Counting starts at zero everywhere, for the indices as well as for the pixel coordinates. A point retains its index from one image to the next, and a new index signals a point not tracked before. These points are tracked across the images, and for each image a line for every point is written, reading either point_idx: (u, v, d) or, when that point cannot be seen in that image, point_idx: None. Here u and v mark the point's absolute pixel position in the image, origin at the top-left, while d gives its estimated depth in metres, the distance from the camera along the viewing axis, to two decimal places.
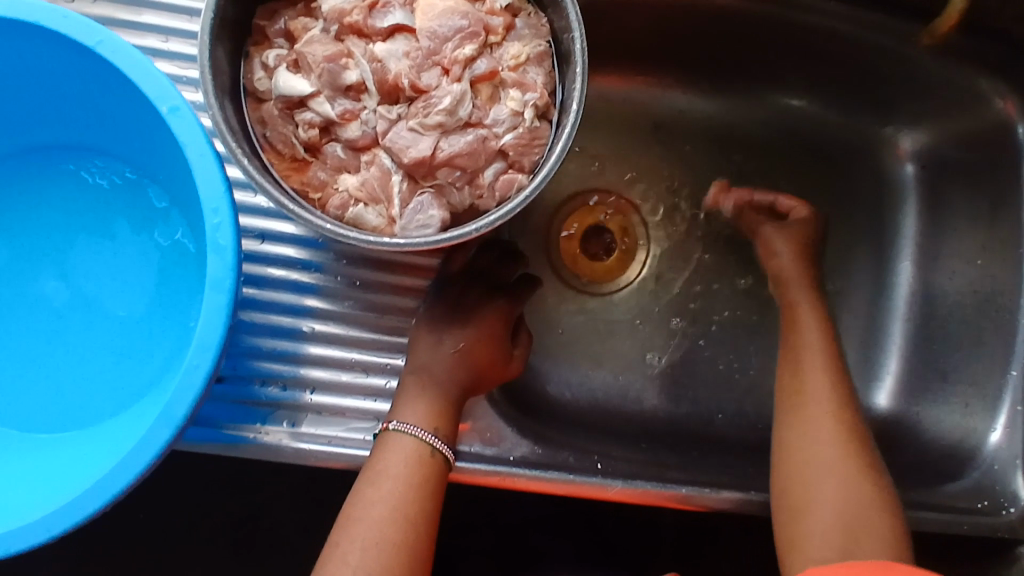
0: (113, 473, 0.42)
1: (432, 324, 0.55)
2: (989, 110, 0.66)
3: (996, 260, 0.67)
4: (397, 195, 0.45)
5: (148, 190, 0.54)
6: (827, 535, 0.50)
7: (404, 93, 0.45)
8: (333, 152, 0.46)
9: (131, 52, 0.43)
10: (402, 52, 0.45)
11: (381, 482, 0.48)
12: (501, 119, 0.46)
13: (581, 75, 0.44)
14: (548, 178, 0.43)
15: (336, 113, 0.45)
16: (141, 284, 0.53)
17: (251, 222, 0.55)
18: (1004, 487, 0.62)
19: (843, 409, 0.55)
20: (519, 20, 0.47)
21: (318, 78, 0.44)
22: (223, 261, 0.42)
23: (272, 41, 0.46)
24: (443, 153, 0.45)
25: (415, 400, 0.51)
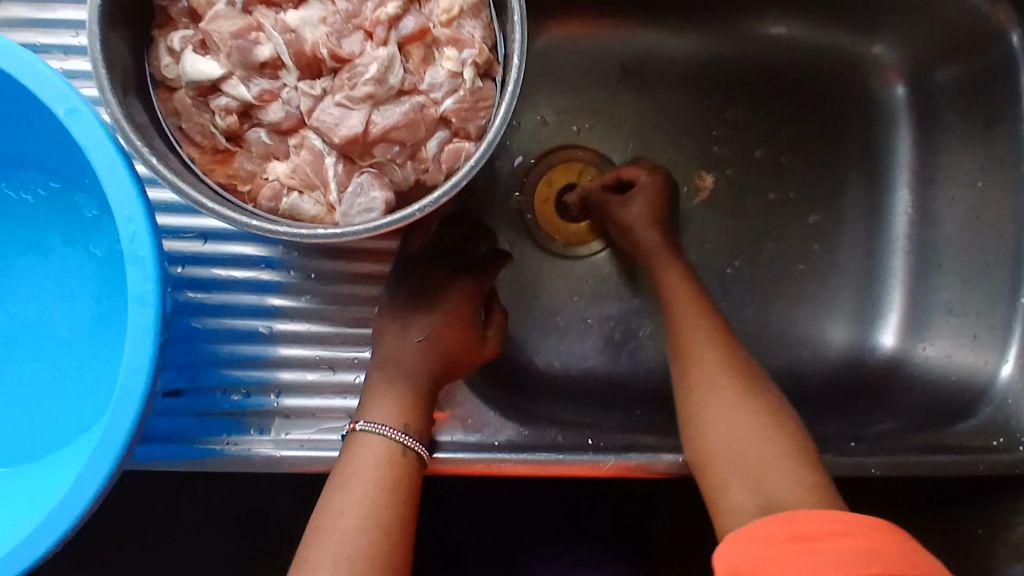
0: (58, 511, 0.39)
1: (395, 313, 0.51)
2: (980, 19, 0.60)
3: (997, 180, 0.62)
4: (333, 178, 0.41)
5: (77, 198, 0.49)
6: (738, 474, 0.47)
7: (325, 63, 0.41)
8: (257, 139, 0.41)
9: (18, 53, 0.39)
10: (317, 19, 0.41)
11: (349, 488, 0.44)
12: (438, 83, 0.41)
13: (519, 25, 0.40)
14: (492, 147, 0.39)
15: (253, 95, 0.41)
16: (82, 302, 0.49)
17: (188, 223, 0.51)
18: (1019, 421, 0.58)
19: (723, 345, 0.54)
20: None
21: (228, 58, 0.40)
22: (144, 274, 0.38)
23: (176, 22, 0.41)
24: (377, 127, 0.41)
25: (383, 395, 0.48)
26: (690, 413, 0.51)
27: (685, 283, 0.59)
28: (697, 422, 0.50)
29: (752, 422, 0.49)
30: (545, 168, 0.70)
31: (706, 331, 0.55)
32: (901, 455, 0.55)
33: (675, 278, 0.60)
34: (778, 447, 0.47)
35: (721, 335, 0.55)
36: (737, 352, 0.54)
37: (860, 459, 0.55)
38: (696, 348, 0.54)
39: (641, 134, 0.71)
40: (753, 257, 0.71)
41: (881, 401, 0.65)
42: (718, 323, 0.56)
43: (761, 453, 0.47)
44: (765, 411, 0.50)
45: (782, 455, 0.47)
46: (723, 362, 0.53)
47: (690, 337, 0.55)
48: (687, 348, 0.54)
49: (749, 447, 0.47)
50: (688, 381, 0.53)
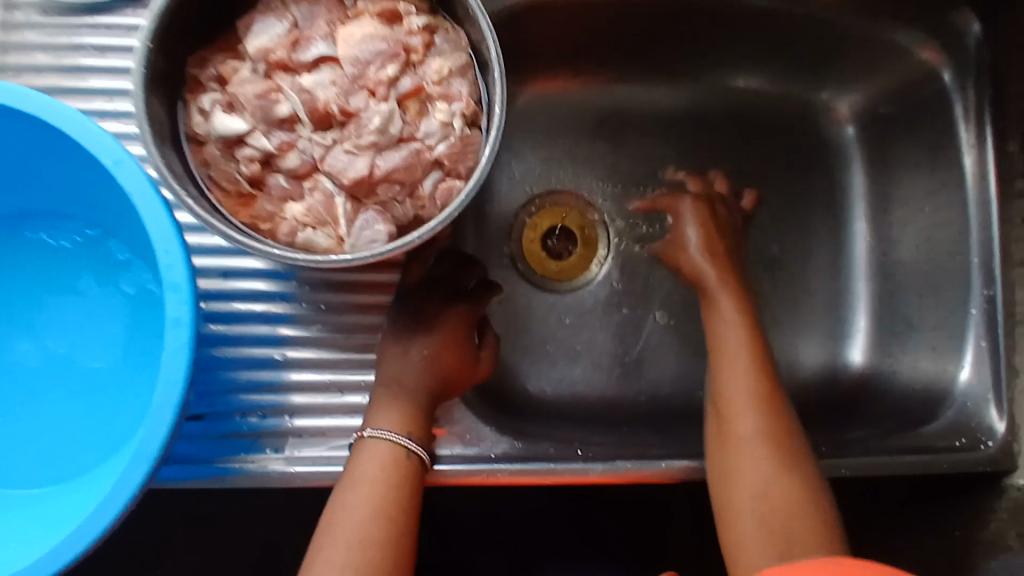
0: (98, 513, 0.44)
1: (393, 334, 0.56)
2: (914, 61, 0.68)
3: (942, 205, 0.67)
4: (342, 215, 0.48)
5: (111, 243, 0.55)
6: (758, 548, 0.48)
7: (335, 117, 0.48)
8: (276, 183, 0.48)
9: (70, 115, 0.45)
10: (328, 81, 0.48)
11: (360, 487, 0.50)
12: (432, 131, 0.48)
13: (500, 82, 0.47)
14: (480, 183, 0.46)
15: (274, 146, 0.47)
16: (114, 336, 0.55)
17: (211, 262, 0.57)
18: (979, 422, 0.63)
19: (773, 410, 0.54)
20: (438, 37, 0.49)
21: (252, 115, 0.47)
22: (180, 298, 0.44)
23: (205, 86, 0.48)
24: (380, 170, 0.47)
25: (387, 407, 0.53)
26: (723, 475, 0.52)
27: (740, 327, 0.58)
28: (723, 474, 0.52)
29: (786, 495, 0.49)
30: (532, 212, 0.77)
31: (753, 393, 0.54)
32: (869, 458, 0.59)
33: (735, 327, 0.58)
34: (809, 528, 0.47)
35: (771, 395, 0.54)
36: (779, 399, 0.54)
37: (832, 461, 0.59)
38: (730, 399, 0.55)
39: (618, 176, 0.77)
40: None
41: (854, 412, 0.70)
42: (770, 380, 0.55)
43: (769, 492, 0.49)
44: (800, 487, 0.50)
45: (807, 534, 0.47)
46: (765, 428, 0.53)
47: (733, 394, 0.55)
48: (721, 398, 0.56)
49: (776, 519, 0.48)
50: (720, 428, 0.55)
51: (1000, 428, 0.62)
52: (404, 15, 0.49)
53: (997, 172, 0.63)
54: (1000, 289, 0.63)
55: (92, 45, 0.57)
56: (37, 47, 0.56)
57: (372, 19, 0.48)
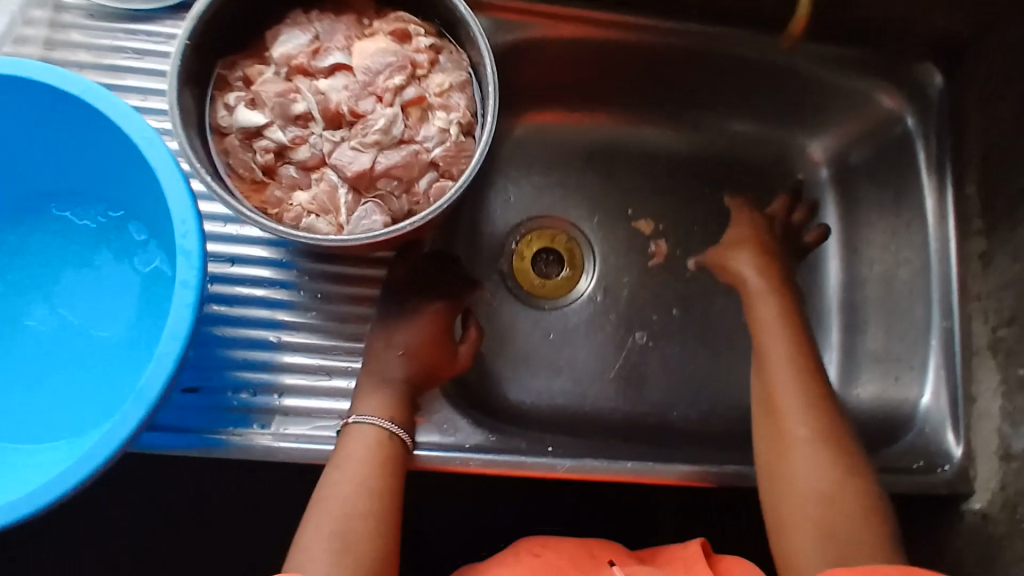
0: (93, 451, 0.46)
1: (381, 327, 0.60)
2: (877, 107, 0.73)
3: (905, 243, 0.72)
4: (343, 205, 0.53)
5: (130, 225, 0.60)
6: (817, 543, 0.50)
7: (345, 118, 0.53)
8: (287, 173, 0.53)
9: (113, 100, 0.51)
10: (341, 86, 0.53)
11: (349, 467, 0.53)
12: (431, 136, 0.54)
13: (494, 95, 0.53)
14: (470, 181, 0.51)
15: (288, 139, 0.53)
16: (123, 309, 0.59)
17: (220, 248, 0.61)
18: (937, 446, 0.66)
19: (824, 413, 0.57)
20: (442, 56, 0.56)
21: (271, 111, 0.52)
22: (190, 264, 0.49)
23: (232, 86, 0.54)
24: (381, 166, 0.53)
25: (371, 394, 0.57)
26: (775, 474, 0.55)
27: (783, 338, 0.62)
28: (778, 472, 0.55)
29: (848, 493, 0.52)
30: (522, 232, 0.81)
31: (806, 396, 0.58)
32: None
33: (777, 341, 0.62)
34: (867, 525, 0.51)
35: (818, 399, 0.58)
36: (829, 404, 0.58)
37: None
38: (782, 401, 0.58)
39: (605, 205, 0.82)
40: (703, 311, 0.80)
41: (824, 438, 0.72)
42: (817, 385, 0.59)
43: (823, 491, 0.52)
44: (858, 485, 0.53)
45: (864, 533, 0.50)
46: (819, 429, 0.56)
47: (784, 397, 0.58)
48: (773, 400, 0.59)
49: (832, 517, 0.51)
50: (767, 433, 0.58)
51: (957, 453, 0.65)
52: (413, 34, 0.55)
53: (954, 213, 0.69)
54: (957, 321, 0.67)
55: (132, 48, 0.63)
56: (82, 46, 0.63)
57: (384, 36, 0.55)
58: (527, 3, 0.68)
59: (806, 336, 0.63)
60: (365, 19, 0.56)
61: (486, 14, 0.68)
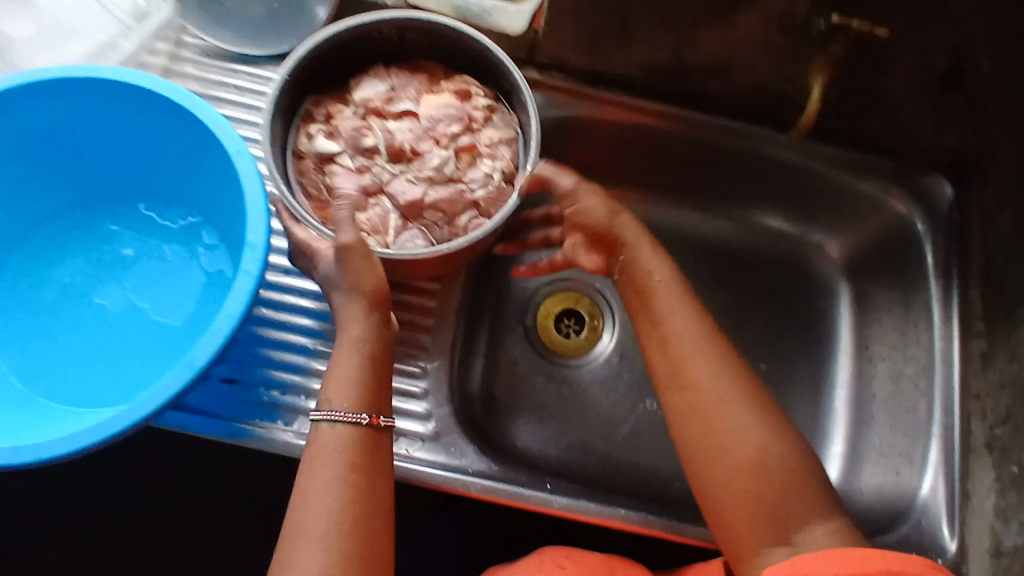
0: (140, 404, 0.53)
1: (373, 291, 0.54)
2: (888, 212, 0.78)
3: (913, 342, 0.76)
4: (392, 228, 0.60)
5: (206, 230, 0.69)
6: (758, 523, 0.51)
7: (406, 154, 0.62)
8: (349, 196, 0.61)
9: (214, 116, 0.60)
10: (407, 129, 0.62)
11: (329, 457, 0.51)
12: (476, 179, 0.61)
13: (535, 149, 0.60)
14: (504, 219, 0.57)
15: (355, 167, 0.61)
16: (187, 300, 0.67)
17: (279, 260, 0.69)
18: (931, 541, 0.67)
19: (736, 377, 0.56)
20: (496, 116, 0.64)
21: (345, 142, 0.61)
22: (255, 256, 0.56)
23: (315, 119, 0.62)
24: (430, 198, 0.60)
25: (338, 382, 0.53)
26: (703, 457, 0.55)
27: (678, 308, 0.59)
28: (706, 453, 0.55)
29: (780, 465, 0.53)
30: (550, 290, 0.87)
31: (712, 363, 0.57)
32: None
33: (669, 305, 0.60)
34: (805, 500, 0.52)
35: (728, 363, 0.57)
36: (737, 366, 0.57)
37: None
38: (691, 375, 0.57)
39: None
40: None
41: None
42: (718, 346, 0.58)
43: (757, 457, 0.53)
44: (789, 453, 0.53)
45: (803, 506, 0.51)
46: (736, 394, 0.55)
47: (694, 369, 0.57)
48: (681, 377, 0.57)
49: (773, 498, 0.52)
50: (683, 412, 0.56)
51: (951, 548, 0.66)
52: (473, 94, 0.64)
53: (959, 316, 0.73)
54: (958, 419, 0.70)
55: (235, 85, 0.74)
56: (194, 78, 0.74)
57: (448, 92, 0.63)
58: (579, 87, 0.77)
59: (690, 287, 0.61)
60: (434, 78, 0.65)
61: (541, 92, 0.76)
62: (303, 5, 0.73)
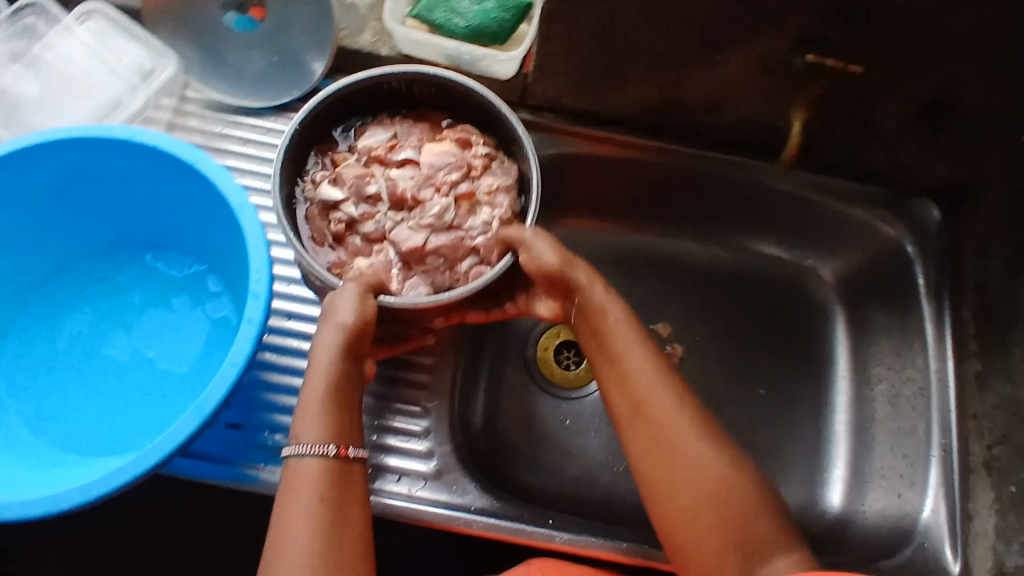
0: (149, 453, 0.54)
1: (354, 329, 0.56)
2: (879, 236, 0.79)
3: (909, 364, 0.77)
4: (395, 273, 0.62)
5: (210, 277, 0.71)
6: (718, 559, 0.52)
7: (408, 201, 0.63)
8: (353, 242, 0.63)
9: (216, 168, 0.62)
10: (408, 176, 0.64)
11: (296, 490, 0.52)
12: (476, 227, 0.63)
13: (535, 199, 0.62)
14: (500, 270, 0.59)
15: (358, 214, 0.63)
16: (192, 347, 0.68)
17: (282, 305, 0.70)
18: (935, 563, 0.67)
19: (690, 412, 0.57)
20: (495, 164, 0.65)
21: (349, 189, 0.63)
22: (258, 304, 0.57)
23: (320, 166, 0.64)
24: (431, 245, 0.62)
25: (309, 417, 0.54)
26: (662, 496, 0.55)
27: (633, 349, 0.59)
28: (665, 492, 0.54)
29: (735, 499, 0.53)
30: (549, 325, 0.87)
31: (666, 398, 0.57)
32: None
33: (623, 346, 0.59)
34: (762, 533, 0.52)
35: (682, 400, 0.57)
36: (690, 401, 0.58)
37: None
38: (647, 413, 0.56)
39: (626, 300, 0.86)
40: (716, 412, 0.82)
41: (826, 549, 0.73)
42: (672, 382, 0.58)
43: (717, 493, 0.53)
44: (743, 487, 0.53)
45: (761, 540, 0.51)
46: (692, 430, 0.55)
47: (650, 408, 0.57)
48: (638, 416, 0.57)
49: (732, 535, 0.52)
50: (642, 450, 0.56)
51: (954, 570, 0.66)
52: (473, 143, 0.65)
53: (952, 337, 0.74)
54: (956, 440, 0.71)
55: (239, 136, 0.77)
56: (198, 131, 0.77)
57: (449, 142, 0.65)
58: (571, 125, 0.79)
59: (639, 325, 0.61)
60: (436, 128, 0.67)
61: (534, 132, 0.79)
62: (301, 59, 0.75)
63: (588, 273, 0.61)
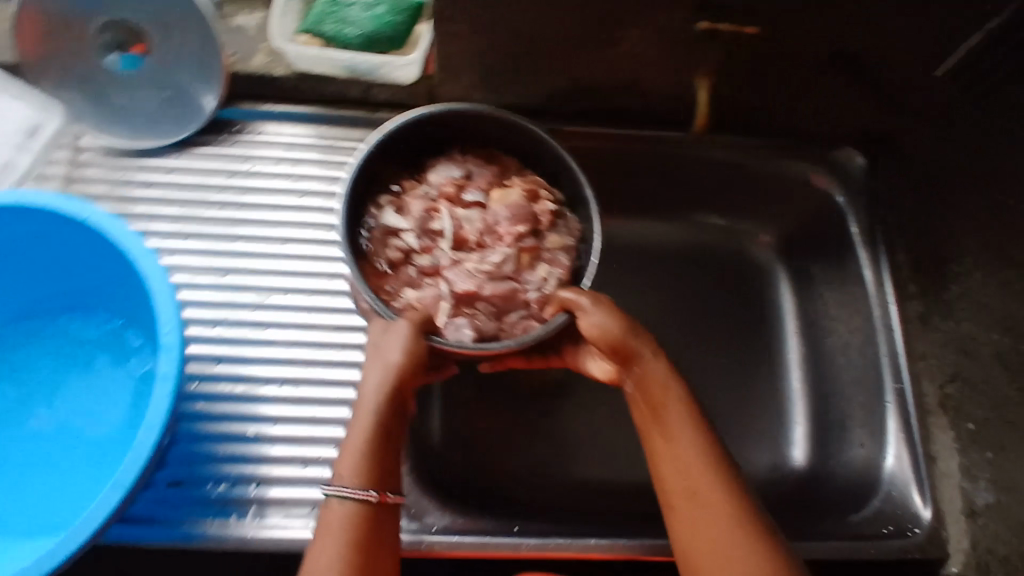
0: (71, 534, 0.50)
1: (401, 368, 0.52)
2: (809, 190, 0.79)
3: (854, 312, 0.76)
4: (443, 310, 0.58)
5: (128, 332, 0.68)
6: None
7: (471, 242, 0.60)
8: (407, 272, 0.60)
9: (110, 220, 0.59)
10: (473, 219, 0.61)
11: (327, 541, 0.47)
12: (534, 282, 0.59)
13: (593, 261, 0.57)
14: (541, 335, 0.53)
15: (416, 245, 0.60)
16: (118, 408, 0.65)
17: (208, 349, 0.67)
18: (905, 510, 0.66)
19: (752, 516, 0.48)
20: (559, 221, 0.62)
21: (411, 218, 0.60)
22: (170, 357, 0.55)
23: (388, 188, 0.62)
24: (485, 290, 0.58)
25: (349, 455, 0.50)
26: None
27: (689, 438, 0.52)
28: None
29: None
30: None
31: (723, 498, 0.49)
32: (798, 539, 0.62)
33: (676, 435, 0.52)
34: None
35: (742, 502, 0.49)
36: (751, 502, 0.49)
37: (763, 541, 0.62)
38: (700, 509, 0.49)
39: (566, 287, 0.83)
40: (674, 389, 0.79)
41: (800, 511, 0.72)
42: (731, 481, 0.50)
43: None
44: None
45: None
46: (750, 535, 0.47)
47: (704, 507, 0.49)
48: (690, 511, 0.50)
49: None
50: (691, 547, 0.49)
51: (926, 515, 0.65)
52: (541, 197, 0.62)
53: (891, 280, 0.73)
54: (909, 383, 0.70)
55: (142, 180, 0.73)
56: (101, 181, 0.73)
57: (518, 193, 0.61)
58: None
59: (705, 418, 0.53)
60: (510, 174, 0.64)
61: None
62: (188, 91, 0.72)
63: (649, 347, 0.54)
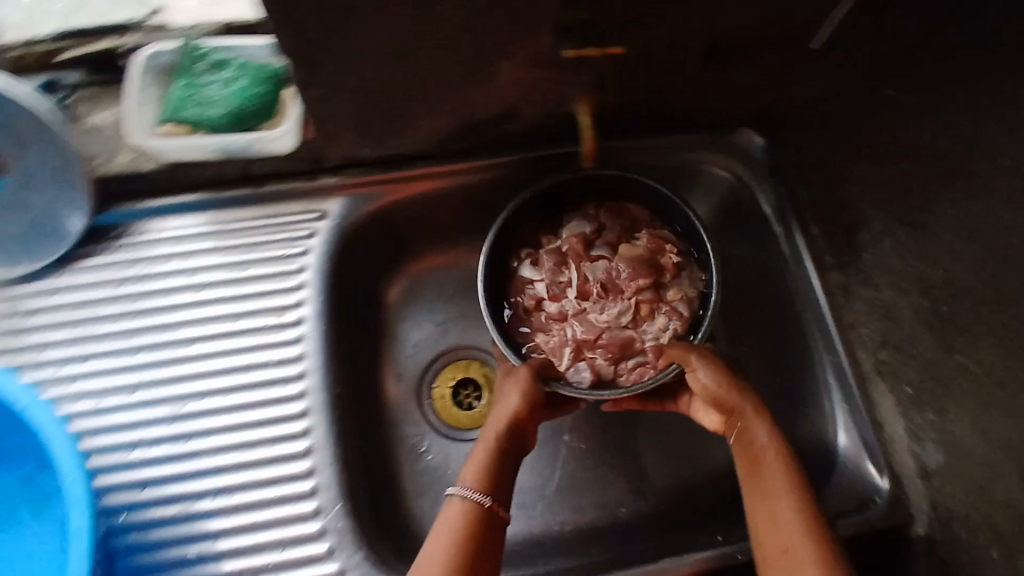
0: None
1: (520, 410, 0.61)
2: (716, 178, 0.79)
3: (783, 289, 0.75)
4: (563, 356, 0.66)
5: (40, 478, 0.64)
6: None
7: (593, 292, 0.68)
8: (546, 317, 0.69)
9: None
10: (599, 269, 0.69)
11: (443, 532, 0.53)
12: (653, 331, 0.66)
13: (708, 321, 0.64)
14: (652, 385, 0.60)
15: (547, 294, 0.69)
16: (47, 560, 0.62)
17: (131, 475, 0.63)
18: (864, 481, 0.67)
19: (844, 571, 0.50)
20: (682, 273, 0.68)
21: (546, 271, 0.69)
22: (81, 511, 0.53)
23: (520, 251, 0.71)
24: (602, 338, 0.66)
25: (472, 468, 0.57)
26: None
27: (786, 496, 0.55)
28: None
29: None
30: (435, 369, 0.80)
31: (818, 548, 0.52)
32: None
33: (776, 493, 0.56)
34: None
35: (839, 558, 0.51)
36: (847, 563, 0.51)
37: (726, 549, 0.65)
38: (790, 552, 0.53)
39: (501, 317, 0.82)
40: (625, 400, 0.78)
41: None
42: (832, 544, 0.52)
43: None
44: None
45: None
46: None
47: (791, 552, 0.52)
48: (780, 554, 0.53)
49: None
50: None
51: (884, 485, 0.66)
52: (666, 248, 0.69)
53: (810, 254, 0.74)
54: (844, 354, 0.70)
55: (30, 306, 0.68)
56: None
57: (642, 248, 0.69)
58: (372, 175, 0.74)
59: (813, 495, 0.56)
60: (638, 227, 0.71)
61: (343, 195, 0.74)
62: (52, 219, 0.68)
63: (752, 406, 0.60)
